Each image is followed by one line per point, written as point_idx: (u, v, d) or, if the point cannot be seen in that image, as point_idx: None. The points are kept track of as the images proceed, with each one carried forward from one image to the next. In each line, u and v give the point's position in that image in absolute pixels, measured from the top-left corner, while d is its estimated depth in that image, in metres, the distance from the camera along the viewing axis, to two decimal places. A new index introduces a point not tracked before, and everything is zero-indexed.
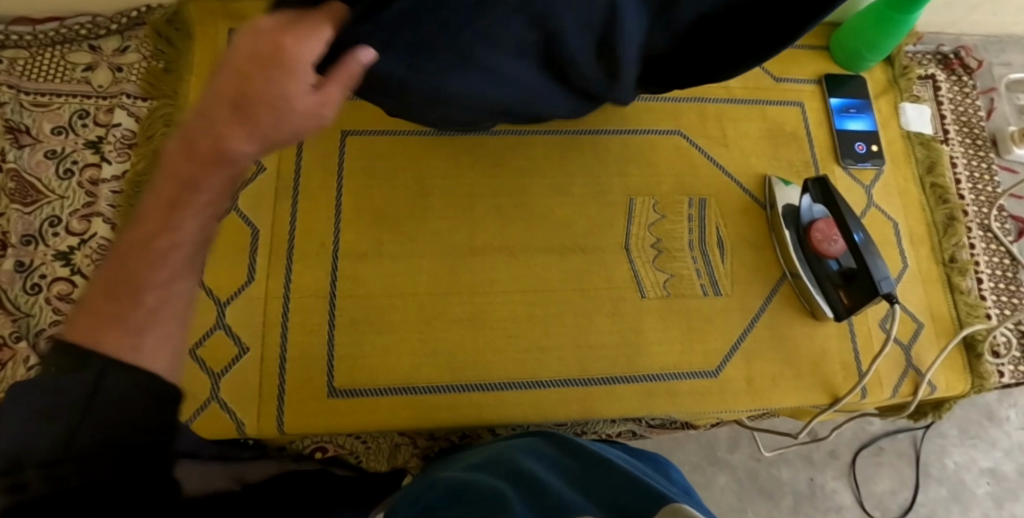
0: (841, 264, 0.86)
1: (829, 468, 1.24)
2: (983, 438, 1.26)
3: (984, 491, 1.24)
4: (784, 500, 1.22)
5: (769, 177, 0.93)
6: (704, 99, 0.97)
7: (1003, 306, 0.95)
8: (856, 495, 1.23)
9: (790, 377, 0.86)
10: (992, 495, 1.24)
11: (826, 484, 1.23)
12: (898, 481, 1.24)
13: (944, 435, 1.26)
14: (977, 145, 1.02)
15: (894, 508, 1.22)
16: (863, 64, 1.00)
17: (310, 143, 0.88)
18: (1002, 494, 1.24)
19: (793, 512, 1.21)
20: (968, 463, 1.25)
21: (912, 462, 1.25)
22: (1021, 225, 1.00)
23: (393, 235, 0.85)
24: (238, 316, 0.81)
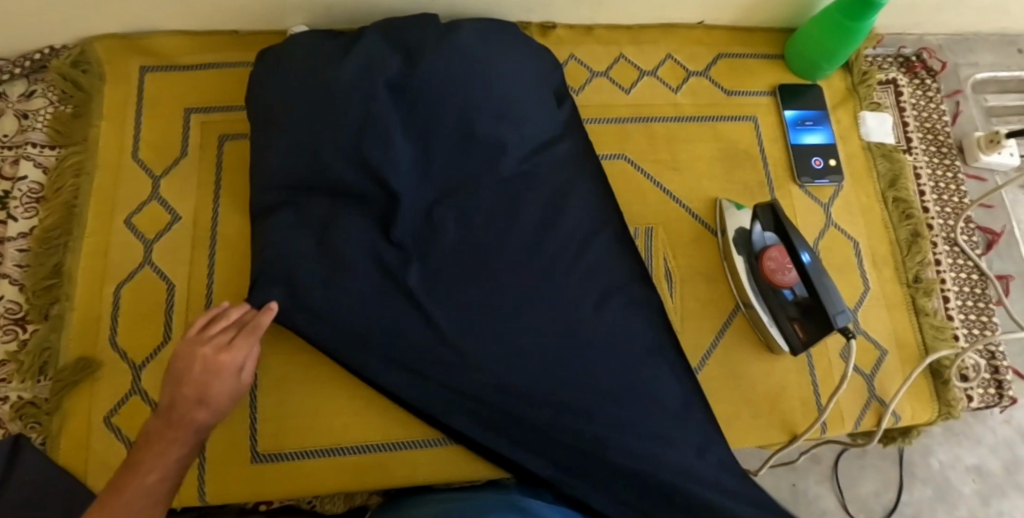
0: (796, 294, 0.80)
1: (810, 473, 1.18)
2: (966, 434, 1.21)
3: (971, 489, 1.19)
4: None
5: (720, 201, 0.88)
6: (649, 119, 0.91)
7: (972, 326, 0.90)
8: (840, 499, 1.17)
9: (746, 415, 0.82)
10: (978, 493, 1.19)
11: (808, 489, 1.17)
12: (882, 482, 1.18)
13: (928, 433, 1.21)
14: (943, 153, 0.97)
15: (879, 510, 1.17)
16: (821, 73, 0.95)
17: (228, 189, 0.83)
18: (989, 491, 1.19)
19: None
20: (953, 461, 1.20)
21: (896, 461, 1.19)
22: (990, 236, 0.95)
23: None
24: (155, 381, 0.77)
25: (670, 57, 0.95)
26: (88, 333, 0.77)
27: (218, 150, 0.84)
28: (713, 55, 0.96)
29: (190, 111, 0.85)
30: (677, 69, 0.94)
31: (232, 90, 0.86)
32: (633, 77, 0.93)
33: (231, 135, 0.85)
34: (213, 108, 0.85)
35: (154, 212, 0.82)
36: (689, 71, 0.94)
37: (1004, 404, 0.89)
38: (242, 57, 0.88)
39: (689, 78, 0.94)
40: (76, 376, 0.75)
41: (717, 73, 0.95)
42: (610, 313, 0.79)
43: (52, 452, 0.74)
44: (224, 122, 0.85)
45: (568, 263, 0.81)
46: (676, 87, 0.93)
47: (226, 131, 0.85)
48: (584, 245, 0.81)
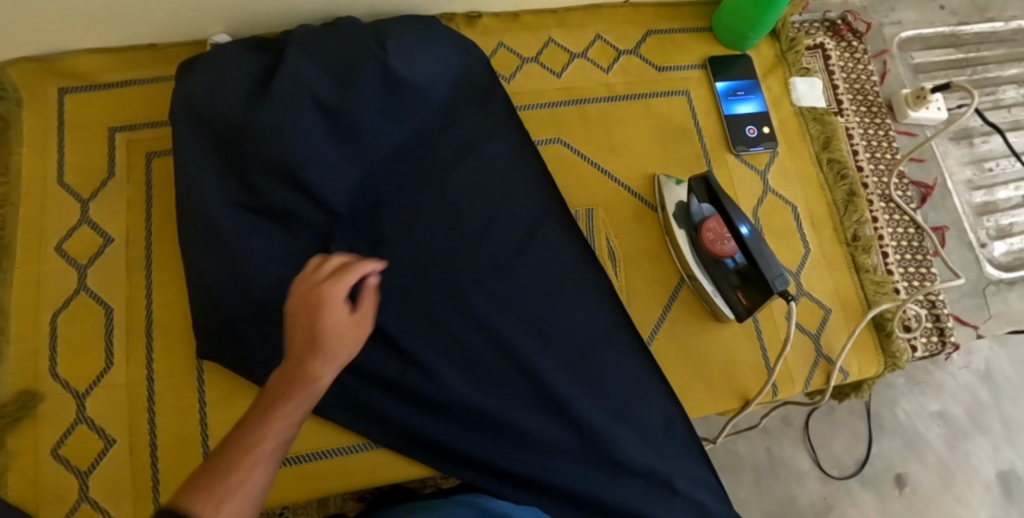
0: (738, 261, 0.81)
1: (783, 436, 1.19)
2: (929, 383, 1.24)
3: (937, 435, 1.22)
4: (744, 473, 1.16)
5: (657, 176, 0.89)
6: (583, 102, 0.92)
7: (912, 278, 0.92)
8: (814, 458, 1.18)
9: (698, 385, 0.83)
10: (945, 438, 1.22)
11: (783, 451, 1.18)
12: (853, 438, 1.20)
13: (891, 385, 1.24)
14: (873, 112, 0.99)
15: (851, 464, 1.19)
16: (749, 43, 0.96)
17: (160, 207, 0.82)
18: (954, 435, 1.23)
19: (755, 486, 1.16)
20: (918, 410, 1.23)
21: (864, 415, 1.21)
22: (923, 189, 0.97)
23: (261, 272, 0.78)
24: (100, 408, 0.75)
25: (599, 38, 0.95)
26: (28, 366, 0.75)
27: (146, 168, 0.83)
28: (641, 32, 0.96)
29: (114, 130, 0.83)
30: (607, 49, 0.94)
31: (156, 106, 0.85)
32: (564, 60, 0.93)
33: (158, 151, 0.83)
34: (137, 125, 0.84)
35: (86, 236, 0.80)
36: (619, 50, 0.95)
37: (948, 351, 0.92)
38: (165, 71, 0.86)
39: (619, 57, 0.94)
40: (19, 411, 0.73)
41: (646, 50, 0.95)
42: (552, 305, 0.81)
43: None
44: (151, 139, 0.84)
45: (511, 252, 0.82)
46: (607, 67, 0.94)
47: (154, 147, 0.84)
48: (525, 233, 0.83)
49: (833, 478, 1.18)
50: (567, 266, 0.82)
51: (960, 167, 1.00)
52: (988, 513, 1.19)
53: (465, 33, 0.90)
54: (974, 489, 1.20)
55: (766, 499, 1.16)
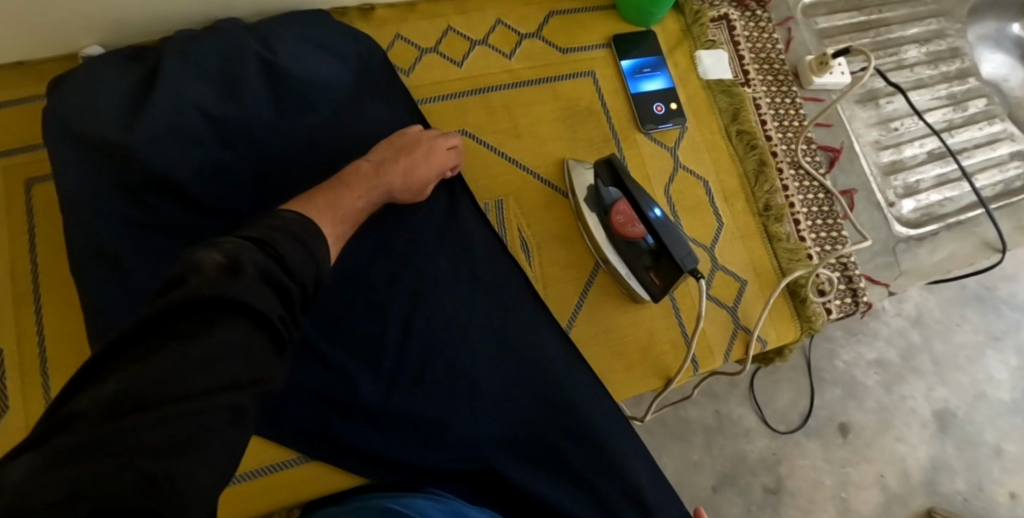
0: (650, 243, 0.81)
1: (731, 397, 1.21)
2: (864, 333, 1.28)
3: (875, 382, 1.26)
4: (696, 438, 1.18)
5: (567, 160, 0.88)
6: (487, 90, 0.90)
7: (823, 243, 0.94)
8: (760, 415, 1.21)
9: (619, 367, 0.84)
10: (882, 383, 1.26)
11: (732, 411, 1.20)
12: (797, 392, 1.23)
13: (830, 337, 1.26)
14: (779, 81, 0.99)
15: (797, 419, 1.22)
16: (652, 18, 0.95)
17: (45, 235, 0.77)
18: (891, 379, 1.26)
19: (706, 448, 1.18)
20: (856, 359, 1.27)
21: (806, 370, 1.24)
22: (832, 153, 0.99)
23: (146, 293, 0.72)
24: None
25: (500, 23, 0.92)
26: None
27: (26, 195, 0.78)
28: (543, 14, 0.94)
29: None
30: (509, 34, 0.92)
31: (32, 128, 0.80)
32: (464, 48, 0.90)
33: (39, 177, 0.79)
34: (11, 150, 0.78)
35: None
36: (520, 34, 0.93)
37: (862, 310, 0.94)
38: (37, 90, 0.81)
39: (522, 41, 0.92)
40: None
41: (549, 32, 0.94)
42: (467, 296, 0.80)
43: None
44: (28, 164, 0.79)
45: (421, 250, 0.80)
46: (510, 52, 0.92)
47: (33, 173, 0.79)
48: (435, 231, 0.81)
49: (780, 433, 1.21)
50: (479, 260, 0.81)
51: (867, 128, 1.02)
52: (927, 449, 1.24)
53: (359, 27, 0.87)
54: (911, 428, 1.25)
55: (719, 459, 1.18)
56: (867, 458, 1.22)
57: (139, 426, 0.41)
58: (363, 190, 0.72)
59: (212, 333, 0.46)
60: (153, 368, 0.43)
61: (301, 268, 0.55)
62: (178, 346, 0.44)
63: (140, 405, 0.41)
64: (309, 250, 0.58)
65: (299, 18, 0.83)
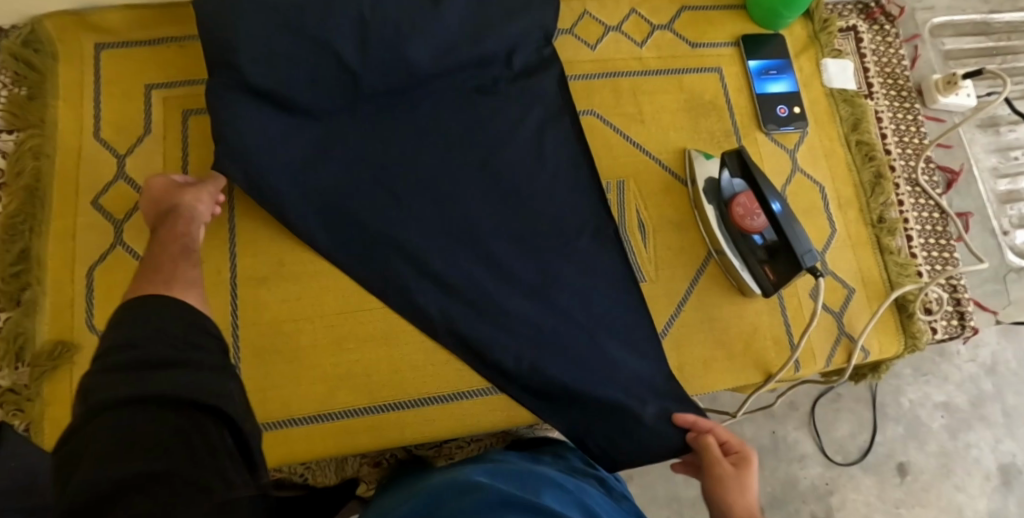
0: (767, 237, 0.81)
1: (790, 419, 1.20)
2: (935, 374, 1.25)
3: (941, 425, 1.23)
4: None
5: (689, 150, 0.89)
6: (615, 74, 0.92)
7: (934, 262, 0.93)
8: (817, 443, 1.20)
9: (723, 358, 0.83)
10: (947, 428, 1.23)
11: (789, 434, 1.20)
12: (857, 424, 1.21)
13: (898, 374, 1.24)
14: (902, 97, 0.99)
15: (855, 451, 1.20)
16: (782, 22, 0.96)
17: (195, 162, 0.82)
18: (956, 425, 1.24)
19: (758, 467, 1.17)
20: (923, 399, 1.24)
21: (869, 404, 1.23)
22: (949, 175, 0.98)
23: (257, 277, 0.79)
24: None
25: (634, 12, 0.95)
26: (64, 316, 0.76)
27: (182, 125, 0.83)
28: (676, 8, 0.96)
29: (149, 87, 0.83)
30: (641, 23, 0.94)
31: (190, 64, 0.85)
32: (598, 33, 0.93)
33: (193, 109, 0.83)
34: (172, 82, 0.84)
35: (121, 191, 0.80)
36: (653, 24, 0.95)
37: (965, 334, 0.93)
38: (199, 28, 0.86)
39: (653, 32, 0.94)
40: (56, 360, 0.74)
41: (680, 26, 0.95)
42: None
43: (36, 437, 0.73)
44: (186, 96, 0.84)
45: (540, 217, 0.83)
46: (641, 41, 0.94)
47: (189, 105, 0.83)
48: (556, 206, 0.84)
49: (836, 463, 1.20)
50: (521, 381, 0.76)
51: (986, 154, 1.01)
52: (986, 502, 1.21)
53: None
54: (973, 479, 1.22)
55: (770, 480, 1.17)
56: (923, 502, 1.20)
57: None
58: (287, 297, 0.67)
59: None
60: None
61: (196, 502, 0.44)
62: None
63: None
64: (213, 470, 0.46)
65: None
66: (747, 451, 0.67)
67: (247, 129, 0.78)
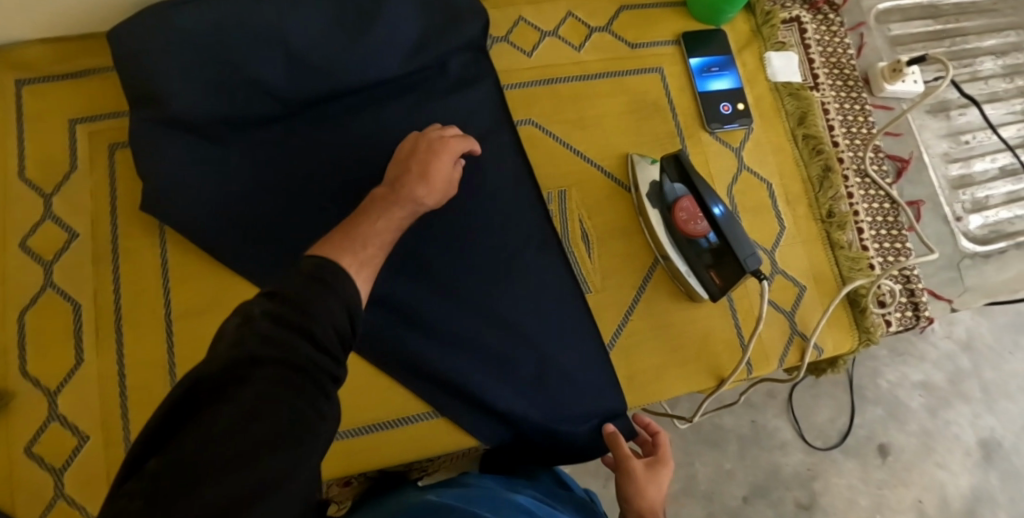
0: (711, 241, 0.80)
1: (768, 408, 1.19)
2: (911, 354, 1.25)
3: (919, 404, 1.23)
4: (729, 446, 1.17)
5: (631, 155, 0.88)
6: (554, 81, 0.90)
7: (886, 254, 0.92)
8: (797, 429, 1.19)
9: (673, 366, 0.82)
10: (926, 406, 1.23)
11: (768, 423, 1.19)
12: (836, 408, 1.20)
13: (873, 356, 1.24)
14: (849, 86, 0.98)
15: (835, 435, 1.19)
16: (723, 17, 0.94)
17: (124, 197, 0.80)
18: (935, 403, 1.23)
19: (740, 458, 1.16)
20: (900, 380, 1.24)
21: (847, 387, 1.22)
22: (899, 163, 0.97)
23: (190, 313, 0.77)
24: (72, 405, 0.75)
25: (571, 15, 0.93)
26: None
27: (109, 160, 0.81)
28: (614, 8, 0.94)
29: (74, 122, 0.81)
30: (579, 26, 0.93)
31: (114, 95, 0.83)
32: (535, 39, 0.91)
33: (121, 143, 0.81)
34: (97, 116, 0.82)
35: (50, 232, 0.78)
36: (591, 26, 0.93)
37: (921, 325, 0.92)
38: None
39: (591, 34, 0.92)
40: None
41: (619, 26, 0.94)
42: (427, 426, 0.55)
43: None
44: (112, 130, 0.82)
45: (483, 232, 0.81)
46: (579, 45, 0.92)
47: (116, 139, 0.82)
48: (500, 221, 0.82)
49: (817, 449, 1.19)
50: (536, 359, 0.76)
51: (937, 140, 0.99)
52: (968, 477, 1.21)
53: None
54: (954, 455, 1.21)
55: (751, 469, 1.16)
56: (905, 482, 1.19)
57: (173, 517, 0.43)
58: (383, 213, 0.67)
59: (209, 429, 0.46)
60: (190, 438, 0.45)
61: (324, 328, 0.52)
62: (206, 411, 0.47)
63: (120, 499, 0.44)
64: (331, 286, 0.54)
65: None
66: (667, 459, 0.70)
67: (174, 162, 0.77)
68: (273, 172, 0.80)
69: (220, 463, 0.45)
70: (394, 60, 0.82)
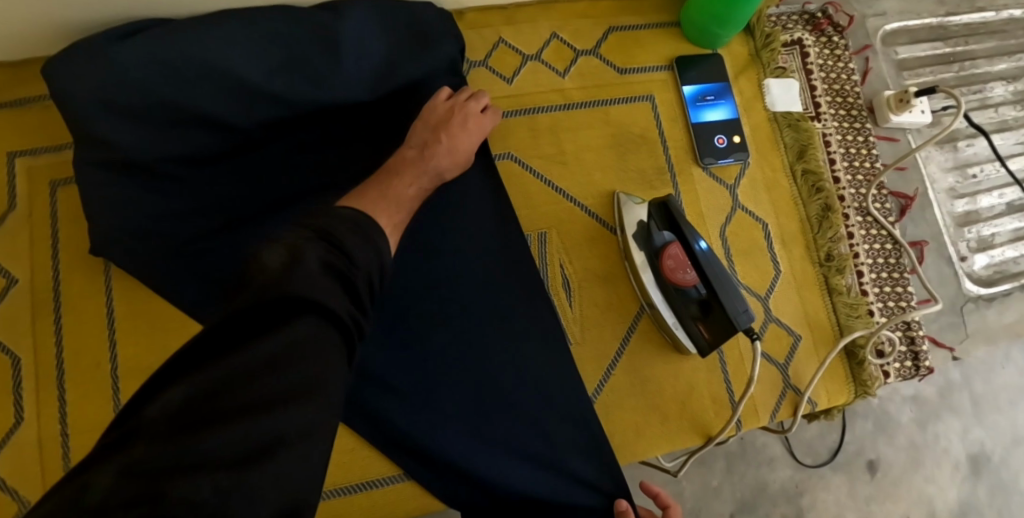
0: (701, 291, 0.75)
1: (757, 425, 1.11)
2: None
3: (909, 418, 1.16)
4: (717, 462, 1.09)
5: (618, 194, 0.82)
6: (535, 110, 0.83)
7: (887, 299, 0.87)
8: (787, 445, 1.11)
9: (656, 423, 0.78)
10: (917, 420, 1.16)
11: (756, 439, 1.10)
12: (826, 423, 1.13)
13: None
14: (852, 116, 0.92)
15: (825, 452, 1.12)
16: (719, 41, 0.87)
17: (67, 240, 0.74)
18: (925, 416, 1.16)
19: (727, 474, 1.09)
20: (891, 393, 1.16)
21: None
22: (903, 201, 0.91)
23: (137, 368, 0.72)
24: (10, 468, 0.69)
25: (555, 37, 0.86)
26: None
27: (49, 199, 0.75)
28: (601, 29, 0.87)
29: (11, 156, 0.75)
30: (563, 49, 0.86)
31: (56, 127, 0.76)
32: (515, 64, 0.84)
33: (63, 179, 0.75)
34: (37, 150, 0.75)
35: None
36: (576, 49, 0.86)
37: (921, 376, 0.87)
38: None
39: (577, 59, 0.86)
40: None
41: (607, 49, 0.87)
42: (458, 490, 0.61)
43: None
44: (54, 166, 0.75)
45: (456, 280, 0.75)
46: (564, 70, 0.85)
47: (57, 175, 0.75)
48: (475, 268, 0.76)
49: (805, 466, 1.11)
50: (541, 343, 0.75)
51: (943, 173, 0.94)
52: (957, 492, 1.15)
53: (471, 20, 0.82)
54: (943, 470, 1.15)
55: (739, 486, 1.09)
56: (893, 498, 1.13)
57: (196, 450, 0.37)
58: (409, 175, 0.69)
59: (242, 367, 0.41)
60: (219, 370, 0.40)
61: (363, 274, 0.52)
62: (242, 348, 0.42)
63: (128, 438, 0.37)
64: (372, 240, 0.55)
65: (328, 20, 0.75)
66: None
67: (122, 209, 0.71)
68: (226, 214, 0.73)
69: (245, 404, 0.40)
70: (357, 90, 0.75)
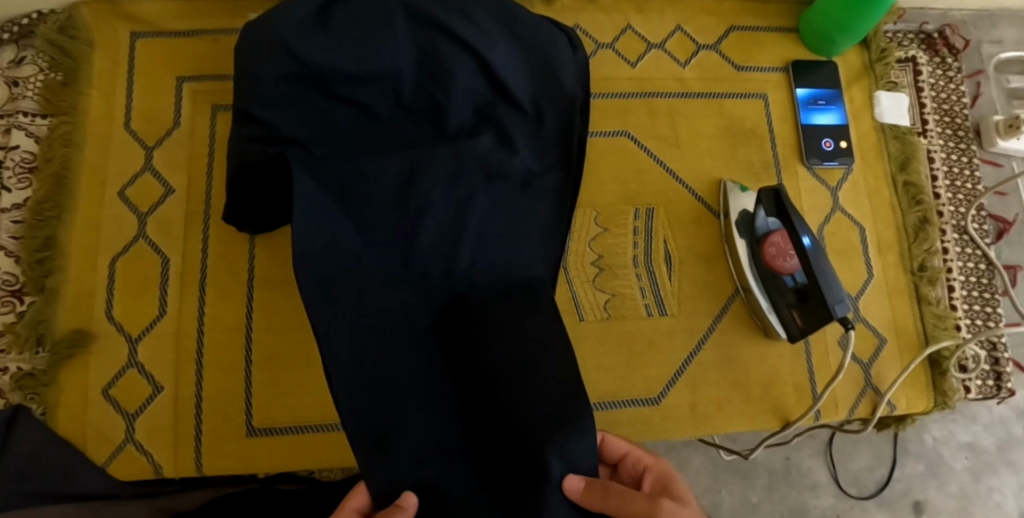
0: (797, 280, 0.78)
1: (805, 444, 1.03)
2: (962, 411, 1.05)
3: (963, 466, 1.04)
4: (759, 480, 1.01)
5: (724, 182, 0.86)
6: (654, 94, 0.88)
7: (975, 317, 0.89)
8: (833, 473, 1.02)
9: (738, 402, 0.81)
10: (971, 471, 1.04)
11: (803, 462, 1.02)
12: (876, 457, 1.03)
13: None
14: (958, 136, 0.94)
15: (872, 488, 1.02)
16: (837, 48, 0.90)
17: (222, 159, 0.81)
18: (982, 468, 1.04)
19: (768, 492, 1.01)
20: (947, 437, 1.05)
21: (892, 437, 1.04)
22: (1001, 225, 0.93)
23: (271, 281, 0.79)
24: (150, 354, 0.77)
25: (679, 29, 0.91)
26: (83, 308, 0.77)
27: (210, 121, 0.82)
28: (724, 27, 0.92)
29: (181, 80, 0.83)
30: (686, 42, 0.91)
31: (223, 59, 0.84)
32: (640, 49, 0.89)
33: (224, 105, 0.83)
34: (204, 77, 0.83)
35: (147, 184, 0.80)
36: (699, 43, 0.91)
37: (1002, 397, 0.89)
38: (234, 23, 0.85)
39: (698, 52, 0.90)
40: (73, 348, 0.75)
41: (727, 46, 0.91)
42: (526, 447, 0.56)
43: (53, 422, 0.74)
44: (216, 92, 0.83)
45: None
46: (685, 61, 0.90)
47: (219, 101, 0.83)
48: None
49: (849, 496, 1.02)
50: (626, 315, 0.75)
51: None
52: None
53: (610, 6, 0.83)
54: None
55: (778, 506, 1.01)
56: None
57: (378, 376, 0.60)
58: None
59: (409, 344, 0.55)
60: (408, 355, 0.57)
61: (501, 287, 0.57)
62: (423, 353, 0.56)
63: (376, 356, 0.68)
64: None
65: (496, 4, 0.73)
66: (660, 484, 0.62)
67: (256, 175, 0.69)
68: None
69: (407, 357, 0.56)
70: (513, 54, 0.73)
